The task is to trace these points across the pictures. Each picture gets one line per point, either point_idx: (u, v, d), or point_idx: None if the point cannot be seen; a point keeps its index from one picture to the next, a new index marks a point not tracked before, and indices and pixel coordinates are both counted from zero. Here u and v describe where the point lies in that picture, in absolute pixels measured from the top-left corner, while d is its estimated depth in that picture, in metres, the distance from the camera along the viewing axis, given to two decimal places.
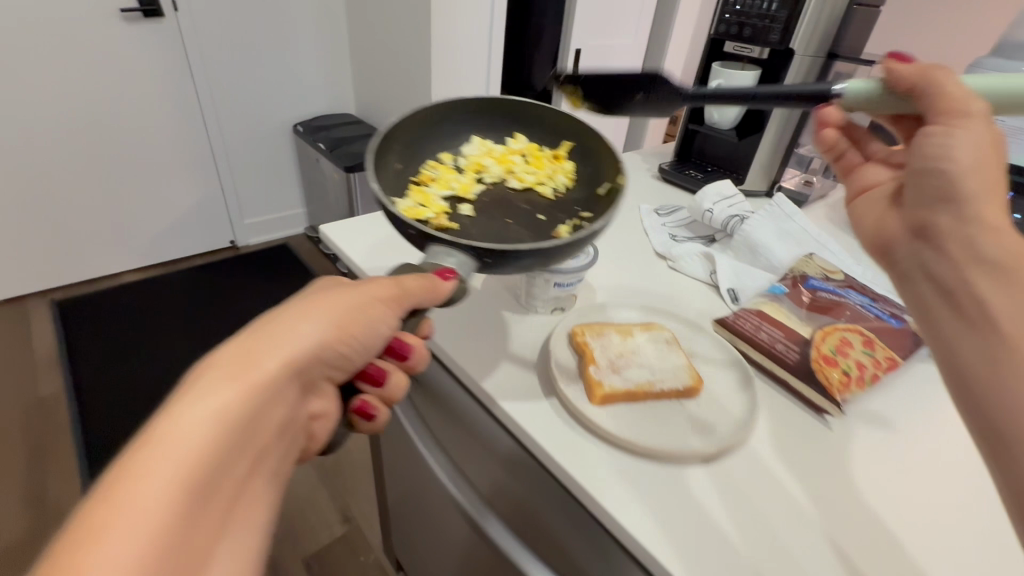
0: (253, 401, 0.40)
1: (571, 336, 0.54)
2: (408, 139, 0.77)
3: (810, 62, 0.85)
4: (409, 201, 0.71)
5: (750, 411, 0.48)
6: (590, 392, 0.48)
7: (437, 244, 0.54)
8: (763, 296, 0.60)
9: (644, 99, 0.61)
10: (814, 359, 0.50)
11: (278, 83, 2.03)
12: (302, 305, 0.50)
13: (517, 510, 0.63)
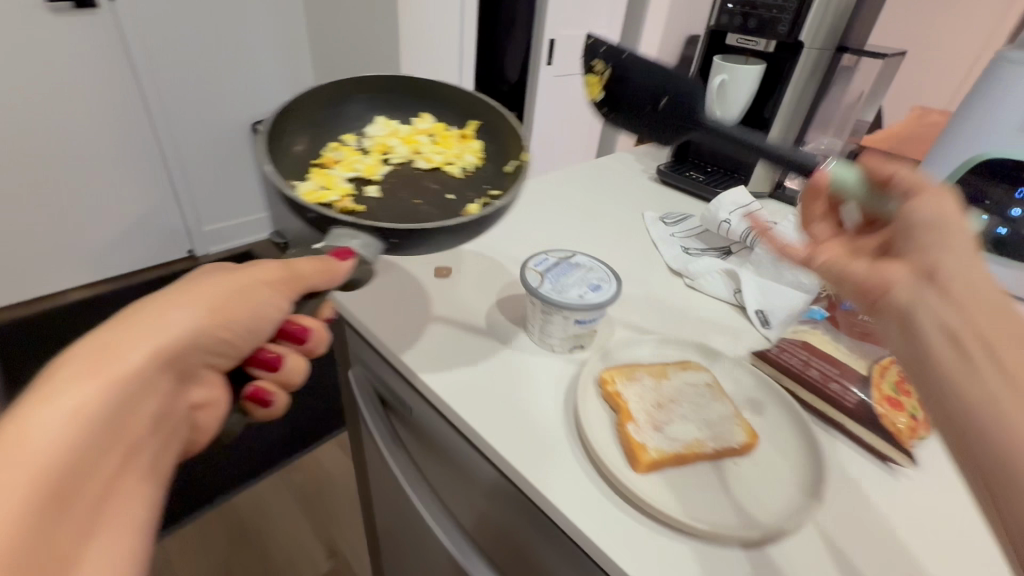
0: (123, 395, 0.36)
1: (600, 384, 0.47)
2: (302, 119, 0.67)
3: (818, 55, 0.80)
4: (315, 183, 0.61)
5: (817, 468, 0.41)
6: (634, 457, 0.41)
7: (341, 227, 0.51)
8: (804, 323, 0.54)
9: (654, 109, 0.64)
10: (877, 402, 0.45)
11: (233, 79, 1.88)
12: (177, 288, 0.45)
13: (507, 553, 0.56)
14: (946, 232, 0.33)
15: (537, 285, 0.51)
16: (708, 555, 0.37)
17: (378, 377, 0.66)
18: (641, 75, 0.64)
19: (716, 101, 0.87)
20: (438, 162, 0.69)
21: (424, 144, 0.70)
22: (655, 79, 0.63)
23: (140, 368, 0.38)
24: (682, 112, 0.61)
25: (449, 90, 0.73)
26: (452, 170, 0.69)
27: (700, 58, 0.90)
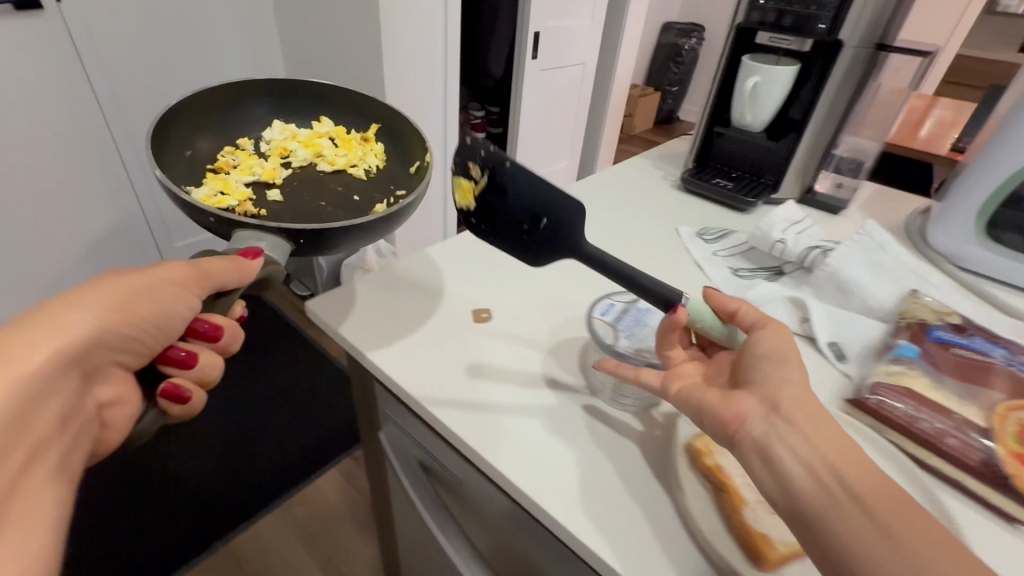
0: (17, 394, 0.37)
1: (693, 456, 0.41)
2: (198, 124, 0.65)
3: (856, 55, 0.75)
4: (210, 187, 0.61)
5: None
6: (757, 555, 0.35)
7: (244, 230, 0.51)
8: (894, 361, 0.49)
9: (532, 230, 0.49)
10: (1005, 460, 0.40)
11: (198, 83, 1.75)
12: (75, 291, 0.45)
13: (504, 562, 0.60)
14: (777, 363, 0.37)
15: (613, 339, 0.50)
16: None
17: (411, 438, 0.62)
18: (527, 189, 0.48)
19: (747, 105, 0.83)
20: (341, 165, 0.69)
21: (325, 147, 0.70)
22: (537, 195, 0.48)
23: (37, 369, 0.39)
24: (567, 232, 0.48)
25: (354, 95, 0.72)
26: (355, 172, 0.69)
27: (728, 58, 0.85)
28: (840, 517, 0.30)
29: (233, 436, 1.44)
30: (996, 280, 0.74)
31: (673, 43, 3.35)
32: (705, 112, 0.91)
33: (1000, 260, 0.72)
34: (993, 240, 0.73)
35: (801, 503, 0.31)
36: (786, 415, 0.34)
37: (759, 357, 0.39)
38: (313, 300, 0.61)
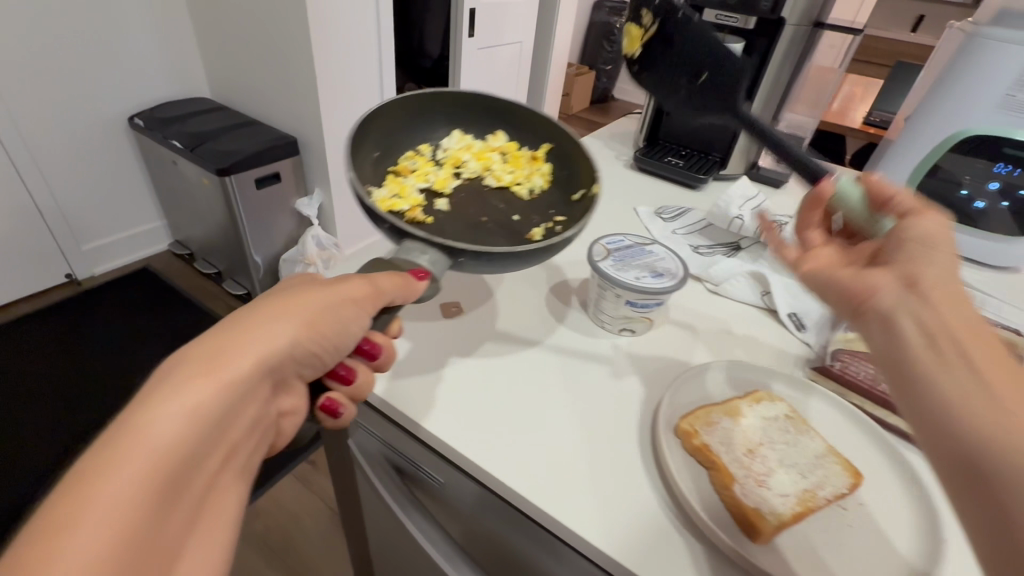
0: (221, 401, 0.34)
1: (680, 436, 0.41)
2: (389, 126, 0.62)
3: (797, 33, 0.77)
4: (405, 200, 0.58)
5: (925, 501, 0.38)
6: (751, 529, 0.35)
7: (410, 240, 0.45)
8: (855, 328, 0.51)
9: (689, 86, 0.59)
10: None
11: (95, 66, 1.60)
12: (286, 294, 0.42)
13: (492, 552, 0.57)
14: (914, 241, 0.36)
15: (601, 257, 0.54)
16: None
17: (387, 443, 0.59)
18: (687, 46, 0.56)
19: None
20: (508, 181, 0.64)
21: (496, 161, 0.65)
22: (699, 49, 0.56)
23: (239, 378, 0.36)
24: (720, 93, 0.57)
25: (528, 112, 0.65)
26: (519, 191, 0.64)
27: None
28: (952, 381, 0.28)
29: None
30: None
31: (606, 21, 3.36)
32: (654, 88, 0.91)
33: None
34: None
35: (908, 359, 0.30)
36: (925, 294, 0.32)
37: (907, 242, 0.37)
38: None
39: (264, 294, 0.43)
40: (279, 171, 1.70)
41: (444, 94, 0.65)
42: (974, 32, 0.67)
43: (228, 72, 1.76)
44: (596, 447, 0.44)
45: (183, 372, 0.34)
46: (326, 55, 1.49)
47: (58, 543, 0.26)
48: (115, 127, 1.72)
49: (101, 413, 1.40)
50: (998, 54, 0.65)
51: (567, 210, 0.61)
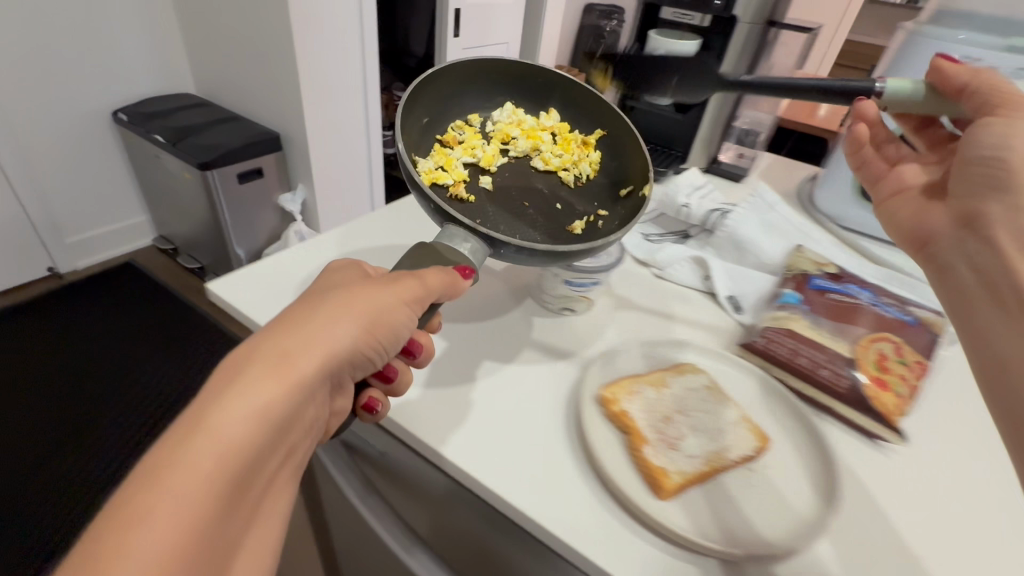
0: (284, 400, 0.34)
1: (601, 403, 0.43)
2: (444, 95, 0.64)
3: (750, 30, 0.79)
4: (454, 178, 0.60)
5: (825, 465, 0.40)
6: (656, 486, 0.38)
7: (454, 227, 0.47)
8: (781, 309, 0.54)
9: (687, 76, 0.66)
10: (866, 386, 0.45)
11: (79, 61, 1.61)
12: (346, 290, 0.41)
13: (459, 550, 0.58)
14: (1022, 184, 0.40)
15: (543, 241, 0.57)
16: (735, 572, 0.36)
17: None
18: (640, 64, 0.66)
19: None
20: (555, 166, 0.66)
21: (546, 142, 0.66)
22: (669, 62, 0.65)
23: (301, 379, 0.35)
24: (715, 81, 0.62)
25: (587, 96, 0.66)
26: (567, 177, 0.66)
27: (636, 32, 0.88)
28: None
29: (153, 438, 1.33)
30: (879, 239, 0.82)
31: (595, 24, 3.40)
32: None
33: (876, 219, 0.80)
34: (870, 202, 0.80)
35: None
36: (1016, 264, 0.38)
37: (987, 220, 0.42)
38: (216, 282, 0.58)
39: (323, 285, 0.43)
40: (261, 167, 1.71)
41: (505, 67, 0.67)
42: (914, 31, 0.70)
43: (214, 69, 1.78)
44: (531, 414, 0.46)
45: (247, 367, 0.34)
46: (309, 52, 1.51)
47: (129, 538, 0.27)
48: (100, 121, 1.73)
49: (78, 402, 1.41)
50: (932, 52, 0.68)
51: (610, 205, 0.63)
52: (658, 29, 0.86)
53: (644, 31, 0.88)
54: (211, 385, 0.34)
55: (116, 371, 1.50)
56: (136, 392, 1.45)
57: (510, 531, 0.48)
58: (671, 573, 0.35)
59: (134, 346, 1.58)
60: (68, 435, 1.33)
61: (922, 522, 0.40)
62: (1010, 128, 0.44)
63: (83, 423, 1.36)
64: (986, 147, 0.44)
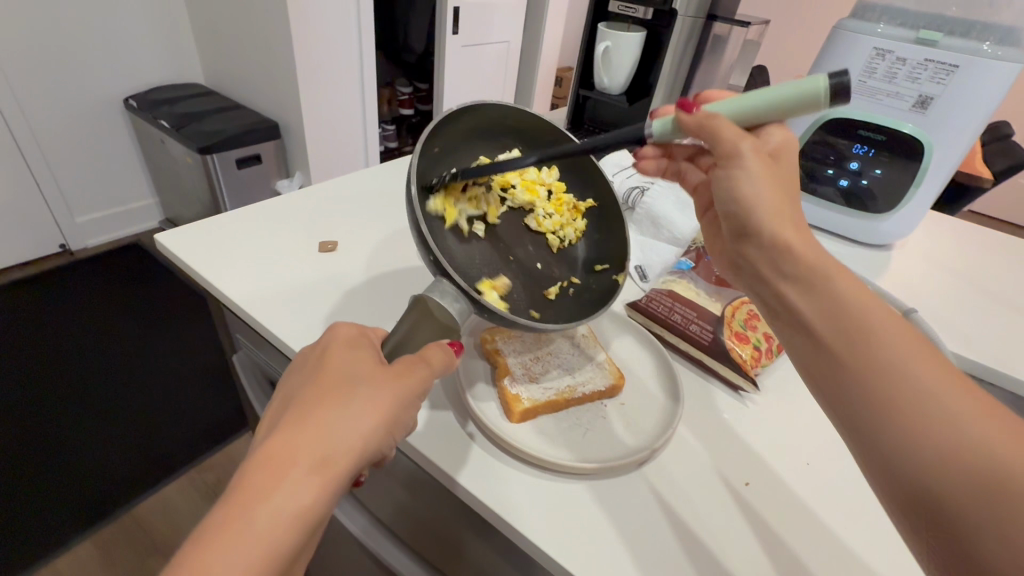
0: (314, 502, 0.32)
1: (481, 344, 0.51)
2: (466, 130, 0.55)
3: (691, 23, 0.85)
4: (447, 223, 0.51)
5: (668, 414, 0.46)
6: (509, 409, 0.45)
7: (447, 281, 0.43)
8: (672, 274, 0.60)
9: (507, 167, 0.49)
10: (727, 337, 0.51)
11: (94, 50, 1.68)
12: (375, 368, 0.37)
13: (430, 538, 0.59)
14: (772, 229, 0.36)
15: None
16: (569, 488, 0.42)
17: (251, 346, 0.66)
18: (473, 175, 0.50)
19: (602, 68, 0.92)
20: (545, 227, 0.57)
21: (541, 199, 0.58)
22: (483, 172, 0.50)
23: (328, 484, 0.33)
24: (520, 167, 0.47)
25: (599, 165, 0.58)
26: (552, 242, 0.57)
27: (587, 25, 0.94)
28: (885, 396, 0.28)
29: (128, 403, 1.29)
30: (833, 231, 0.88)
31: None
32: (574, 77, 1.00)
33: (821, 211, 0.85)
34: (815, 193, 0.85)
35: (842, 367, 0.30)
36: (809, 280, 0.33)
37: (761, 248, 0.36)
38: (163, 233, 0.68)
39: (338, 351, 0.38)
40: (260, 153, 1.78)
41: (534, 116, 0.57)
42: (836, 25, 0.73)
43: (221, 58, 1.85)
44: None
45: (272, 472, 0.32)
46: (307, 46, 1.56)
47: None
48: (111, 108, 1.80)
49: (57, 359, 1.38)
50: (853, 43, 0.71)
51: (586, 278, 0.56)
52: (607, 22, 0.92)
53: (596, 24, 0.94)
54: (231, 499, 0.31)
55: (92, 335, 1.47)
56: (113, 354, 1.41)
57: (415, 471, 0.54)
58: (513, 479, 0.43)
59: (119, 311, 1.56)
60: (38, 394, 1.29)
61: (748, 461, 0.47)
62: (736, 180, 0.38)
63: (54, 381, 1.32)
64: (730, 201, 0.39)
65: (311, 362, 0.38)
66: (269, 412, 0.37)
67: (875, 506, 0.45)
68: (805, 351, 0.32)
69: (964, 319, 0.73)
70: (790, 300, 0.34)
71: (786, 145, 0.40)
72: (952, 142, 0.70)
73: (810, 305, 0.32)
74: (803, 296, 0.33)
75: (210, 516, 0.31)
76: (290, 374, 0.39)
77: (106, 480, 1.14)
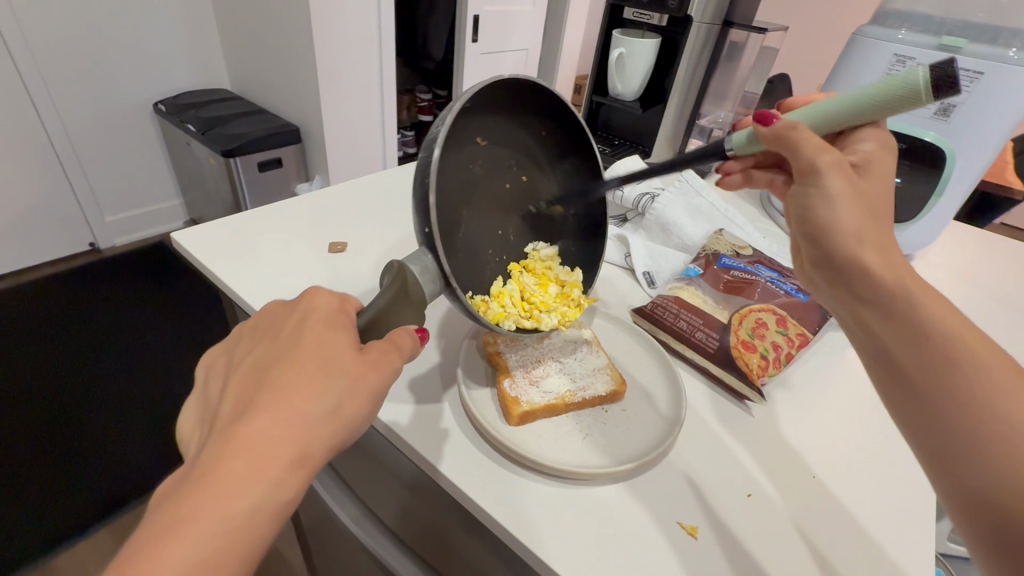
0: (283, 494, 0.33)
1: (482, 345, 0.52)
2: (502, 103, 0.49)
3: (707, 30, 0.83)
4: (449, 187, 0.45)
5: (669, 425, 0.45)
6: (508, 412, 0.45)
7: (426, 254, 0.42)
8: (680, 281, 0.59)
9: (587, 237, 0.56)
10: (733, 346, 0.51)
11: (127, 55, 1.75)
12: (350, 359, 0.37)
13: (432, 542, 0.59)
14: (848, 250, 0.37)
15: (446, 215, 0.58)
16: (565, 491, 0.42)
17: None
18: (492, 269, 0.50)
19: (616, 74, 0.92)
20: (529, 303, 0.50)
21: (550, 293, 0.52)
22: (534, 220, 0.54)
23: (298, 468, 0.33)
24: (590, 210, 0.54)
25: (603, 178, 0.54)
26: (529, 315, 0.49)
27: (601, 32, 0.94)
28: (975, 437, 0.30)
29: (148, 397, 1.33)
30: None
31: None
32: (588, 84, 1.00)
33: None
34: None
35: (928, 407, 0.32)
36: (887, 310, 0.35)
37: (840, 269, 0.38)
38: (180, 233, 0.70)
39: (314, 333, 0.38)
40: (281, 156, 1.82)
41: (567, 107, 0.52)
42: (855, 32, 0.73)
43: (246, 64, 1.89)
44: (425, 366, 0.53)
45: (244, 464, 0.32)
46: (328, 54, 1.59)
47: None
48: (142, 112, 1.86)
49: (80, 354, 1.43)
50: (872, 49, 0.70)
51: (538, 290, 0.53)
52: (622, 28, 0.91)
53: (610, 31, 0.93)
54: (202, 483, 0.31)
55: (116, 331, 1.51)
56: (135, 351, 1.45)
57: (419, 475, 0.54)
58: (508, 478, 0.43)
59: (143, 308, 1.61)
60: (61, 387, 1.33)
61: (751, 469, 0.46)
62: (811, 201, 0.40)
63: (75, 376, 1.36)
64: (806, 219, 0.41)
65: (284, 340, 0.38)
66: (234, 389, 0.36)
67: (887, 519, 0.44)
68: (888, 372, 0.35)
69: (991, 333, 0.70)
70: (870, 324, 0.36)
71: (876, 154, 0.41)
72: (975, 150, 0.68)
73: (890, 333, 0.35)
74: (884, 324, 0.35)
75: (177, 497, 0.31)
76: (260, 347, 0.38)
77: (123, 471, 1.16)
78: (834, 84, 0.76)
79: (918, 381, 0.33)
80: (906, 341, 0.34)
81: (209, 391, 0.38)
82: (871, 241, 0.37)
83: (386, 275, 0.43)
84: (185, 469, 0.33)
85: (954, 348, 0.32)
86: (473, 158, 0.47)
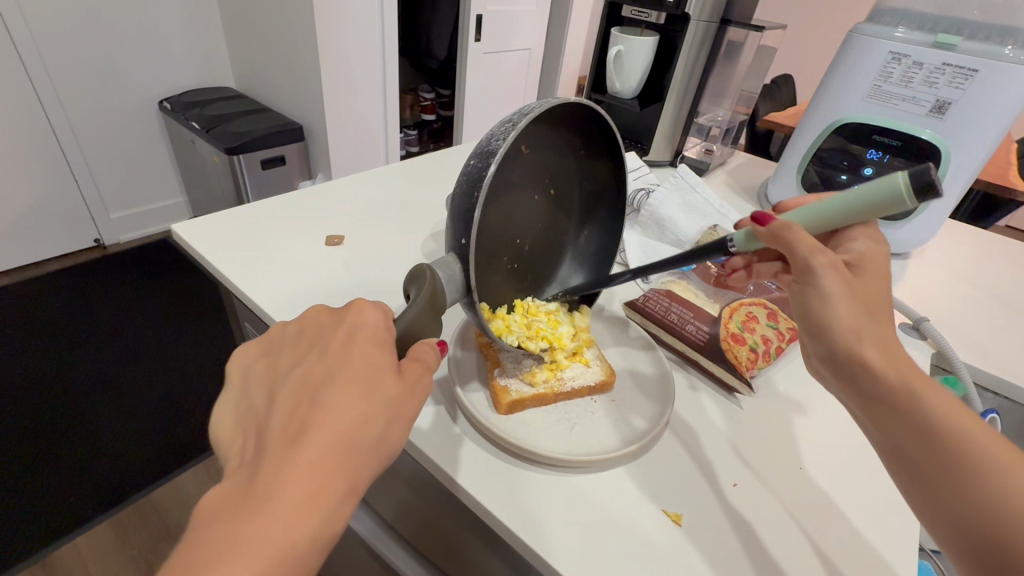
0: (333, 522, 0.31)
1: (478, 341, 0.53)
2: (558, 119, 0.47)
3: (705, 28, 0.83)
4: (492, 196, 0.44)
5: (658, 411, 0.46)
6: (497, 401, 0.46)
7: (452, 258, 0.44)
8: (672, 274, 0.60)
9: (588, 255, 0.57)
10: (723, 338, 0.51)
11: (132, 53, 1.76)
12: (396, 379, 0.35)
13: (431, 537, 0.59)
14: (848, 346, 0.36)
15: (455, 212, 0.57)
16: (564, 487, 0.43)
17: (258, 334, 0.69)
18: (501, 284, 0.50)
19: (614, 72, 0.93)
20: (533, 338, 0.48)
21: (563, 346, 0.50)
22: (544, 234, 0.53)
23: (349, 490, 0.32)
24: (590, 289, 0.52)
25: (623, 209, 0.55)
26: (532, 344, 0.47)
27: (600, 30, 0.94)
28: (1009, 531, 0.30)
29: (151, 393, 1.34)
30: None
31: None
32: (587, 82, 1.01)
33: None
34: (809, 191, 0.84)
35: (960, 497, 0.32)
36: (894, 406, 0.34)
37: (839, 362, 0.37)
38: (180, 227, 0.71)
39: (362, 347, 0.36)
40: (284, 154, 1.83)
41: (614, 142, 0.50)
42: (853, 30, 0.73)
43: (249, 62, 1.91)
44: None
45: (298, 488, 0.30)
46: (331, 53, 1.60)
47: None
48: (147, 110, 1.88)
49: (84, 350, 1.44)
50: (868, 48, 0.71)
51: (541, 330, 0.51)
52: (620, 26, 0.92)
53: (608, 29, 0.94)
54: (256, 507, 0.29)
55: (120, 326, 1.53)
56: (138, 347, 1.46)
57: (415, 467, 0.55)
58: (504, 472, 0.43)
59: (146, 304, 1.62)
60: (66, 382, 1.34)
61: (737, 461, 0.46)
62: (805, 297, 0.38)
63: (79, 371, 1.37)
64: (807, 314, 0.38)
65: (334, 352, 0.36)
66: (282, 404, 0.34)
67: (877, 510, 0.44)
68: (910, 467, 0.34)
69: (988, 332, 0.70)
70: (885, 425, 0.35)
71: (869, 253, 0.40)
72: (971, 149, 0.68)
73: (905, 434, 0.34)
74: (899, 426, 0.34)
75: (231, 522, 0.28)
76: (308, 357, 0.36)
77: (127, 466, 1.17)
78: (834, 85, 0.76)
79: (944, 480, 0.32)
80: (922, 439, 0.33)
81: (247, 400, 0.36)
82: (870, 335, 0.36)
83: (414, 283, 0.42)
84: (230, 485, 0.30)
85: (969, 449, 0.32)
86: (514, 165, 0.45)
